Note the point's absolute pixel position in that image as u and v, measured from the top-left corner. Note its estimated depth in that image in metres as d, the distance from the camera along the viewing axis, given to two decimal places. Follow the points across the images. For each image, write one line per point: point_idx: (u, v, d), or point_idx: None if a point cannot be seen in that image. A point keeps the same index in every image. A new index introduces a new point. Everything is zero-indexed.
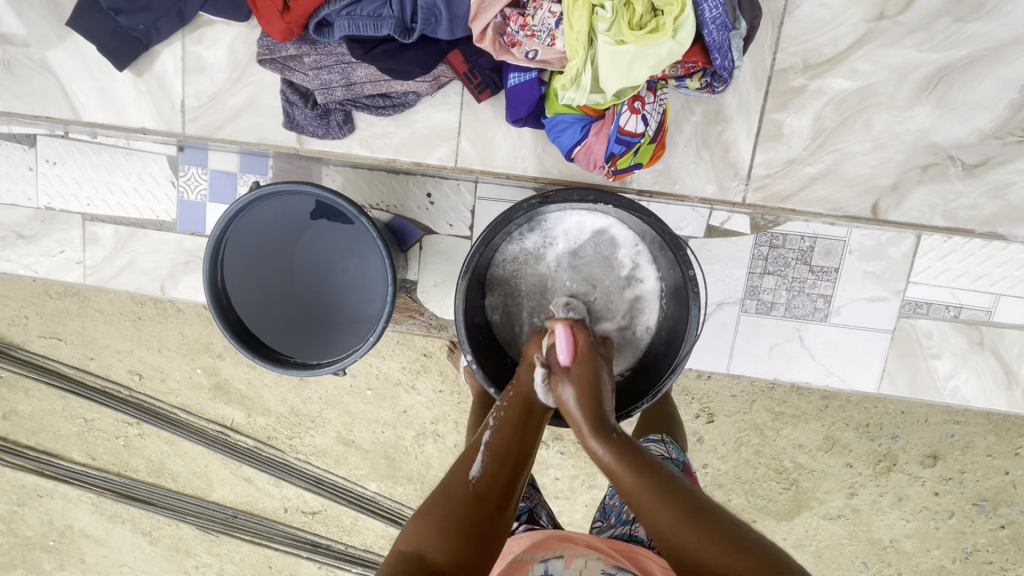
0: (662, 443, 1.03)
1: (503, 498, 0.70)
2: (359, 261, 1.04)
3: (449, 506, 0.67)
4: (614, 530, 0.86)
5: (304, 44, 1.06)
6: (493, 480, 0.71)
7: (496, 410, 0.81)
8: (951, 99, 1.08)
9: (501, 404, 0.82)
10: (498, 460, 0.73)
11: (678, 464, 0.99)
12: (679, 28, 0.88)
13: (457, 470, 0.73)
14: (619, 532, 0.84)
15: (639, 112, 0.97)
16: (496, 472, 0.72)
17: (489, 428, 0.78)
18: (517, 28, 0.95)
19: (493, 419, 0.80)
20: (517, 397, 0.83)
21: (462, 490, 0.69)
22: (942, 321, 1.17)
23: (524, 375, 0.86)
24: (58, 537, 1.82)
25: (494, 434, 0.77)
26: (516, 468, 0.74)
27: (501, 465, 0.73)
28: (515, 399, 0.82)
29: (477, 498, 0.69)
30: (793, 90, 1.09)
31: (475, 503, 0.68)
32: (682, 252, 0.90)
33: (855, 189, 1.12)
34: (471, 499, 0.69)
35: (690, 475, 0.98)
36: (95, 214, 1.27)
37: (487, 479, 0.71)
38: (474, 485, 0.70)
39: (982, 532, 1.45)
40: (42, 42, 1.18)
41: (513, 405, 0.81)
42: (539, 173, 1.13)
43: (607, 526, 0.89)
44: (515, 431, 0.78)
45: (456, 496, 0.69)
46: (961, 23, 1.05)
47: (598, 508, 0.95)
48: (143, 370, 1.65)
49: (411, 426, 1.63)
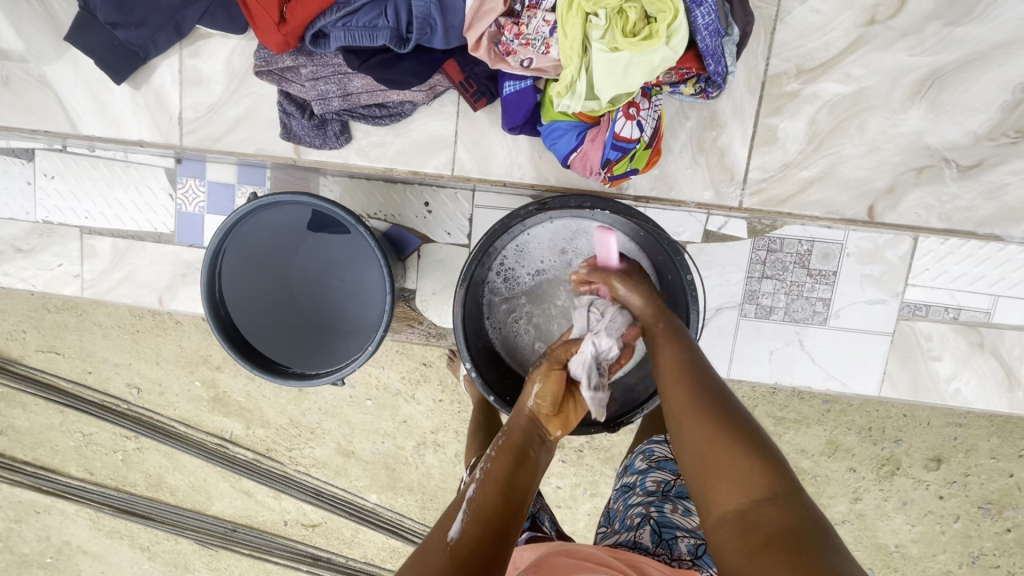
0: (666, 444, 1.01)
1: (489, 559, 0.65)
2: (359, 271, 1.04)
3: (429, 571, 0.62)
4: (618, 537, 0.83)
5: (300, 55, 1.07)
6: (476, 542, 0.66)
7: (484, 460, 0.77)
8: (944, 102, 1.09)
9: (489, 454, 0.77)
10: (482, 520, 0.68)
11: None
12: (673, 34, 0.89)
13: (437, 533, 0.68)
14: (623, 539, 0.81)
15: (634, 117, 0.97)
16: (478, 534, 0.67)
17: (475, 482, 0.74)
18: (511, 37, 0.95)
19: (479, 472, 0.75)
20: (507, 444, 0.78)
21: (439, 553, 0.64)
22: (941, 323, 1.17)
23: (512, 425, 0.82)
24: (56, 554, 1.81)
25: (479, 490, 0.73)
26: (502, 529, 0.69)
27: (484, 524, 0.68)
28: (503, 446, 0.77)
29: (458, 564, 0.63)
30: (786, 95, 1.10)
31: (455, 567, 0.63)
32: (680, 256, 0.90)
33: (851, 192, 1.12)
34: (452, 565, 0.63)
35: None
36: (93, 227, 1.27)
37: (467, 540, 0.66)
38: (453, 547, 0.65)
39: (989, 535, 1.44)
40: (40, 57, 1.19)
41: (503, 450, 0.77)
42: (536, 181, 1.14)
43: (611, 533, 0.86)
44: (500, 485, 0.73)
45: (435, 561, 0.64)
46: (952, 26, 1.06)
47: (603, 513, 0.93)
48: (141, 383, 1.64)
49: (411, 436, 1.62)
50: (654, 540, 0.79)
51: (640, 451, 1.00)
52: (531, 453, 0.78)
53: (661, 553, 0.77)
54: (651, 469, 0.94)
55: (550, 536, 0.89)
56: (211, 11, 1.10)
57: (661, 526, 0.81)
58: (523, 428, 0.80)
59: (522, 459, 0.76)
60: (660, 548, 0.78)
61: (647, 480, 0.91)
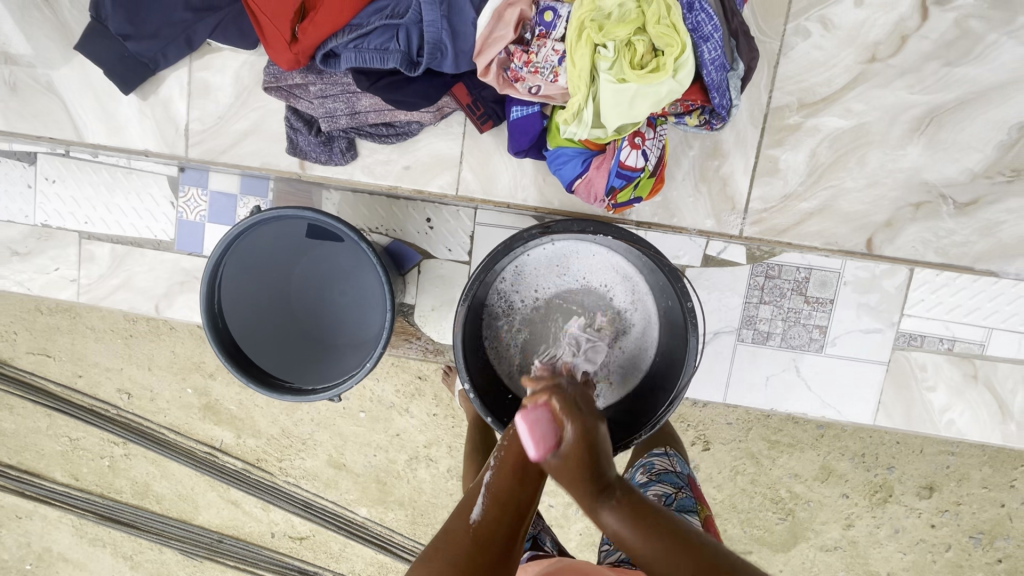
0: (666, 457, 1.03)
1: (508, 540, 0.67)
2: (359, 284, 1.04)
3: (452, 557, 0.65)
4: (618, 554, 0.85)
5: (310, 73, 1.08)
6: (496, 526, 0.67)
7: (499, 444, 0.74)
8: (942, 139, 1.11)
9: (507, 433, 0.74)
10: (500, 503, 0.68)
11: (684, 478, 0.99)
12: (680, 68, 0.90)
13: (459, 515, 0.69)
14: (623, 556, 0.84)
15: (639, 147, 0.98)
16: (499, 518, 0.68)
17: (490, 468, 0.72)
18: (521, 65, 0.97)
19: (495, 455, 0.73)
20: None
21: (463, 539, 0.66)
22: (936, 354, 1.18)
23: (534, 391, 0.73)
24: (36, 560, 1.77)
25: (496, 474, 0.71)
26: (521, 512, 0.69)
27: (503, 510, 0.68)
28: (521, 429, 0.74)
29: (479, 550, 0.65)
30: (788, 127, 1.12)
31: (477, 554, 0.65)
32: (681, 283, 0.90)
33: (850, 223, 1.14)
34: (472, 548, 0.66)
35: (696, 489, 0.98)
36: (92, 232, 1.27)
37: (488, 524, 0.67)
38: (475, 530, 0.67)
39: (980, 565, 1.44)
40: (49, 63, 1.20)
41: (519, 433, 0.73)
42: (540, 203, 1.15)
43: (612, 548, 0.88)
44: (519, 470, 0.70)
45: (459, 545, 0.66)
46: (951, 66, 1.08)
47: (605, 531, 0.92)
48: (132, 389, 1.63)
49: (403, 449, 1.61)
50: None
51: (640, 465, 1.03)
52: None
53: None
54: (651, 482, 0.97)
55: (551, 554, 0.88)
56: (223, 25, 1.10)
57: None
58: (545, 401, 0.69)
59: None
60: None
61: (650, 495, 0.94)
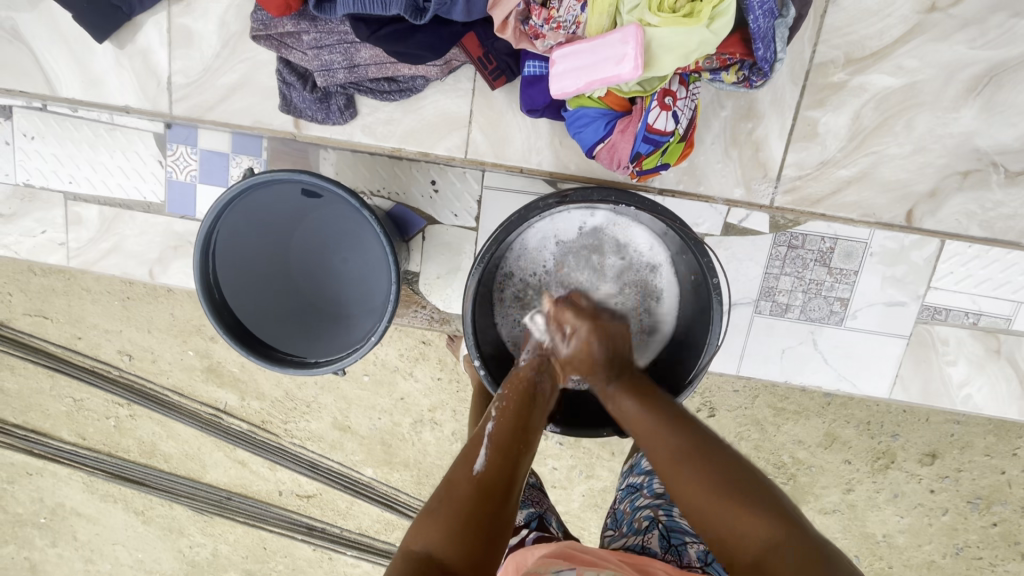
0: None
1: (510, 484, 0.70)
2: (362, 251, 0.98)
3: (456, 502, 0.66)
4: (625, 541, 0.80)
5: (303, 20, 1.00)
6: (498, 472, 0.70)
7: (496, 399, 0.81)
8: (999, 101, 1.03)
9: (501, 395, 0.81)
10: (501, 451, 0.73)
11: None
12: (717, 17, 0.82)
13: (460, 466, 0.71)
14: (631, 543, 0.79)
15: (669, 108, 0.90)
16: (502, 465, 0.71)
17: (491, 418, 0.77)
18: (540, 22, 0.89)
19: (495, 409, 0.79)
20: (519, 385, 0.82)
21: (469, 485, 0.68)
22: (960, 327, 1.13)
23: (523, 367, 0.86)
24: (49, 515, 1.78)
25: (496, 425, 0.76)
26: (520, 456, 0.74)
27: (506, 456, 0.72)
28: (518, 389, 0.82)
29: (484, 494, 0.67)
30: (832, 86, 1.04)
31: (484, 496, 0.67)
32: (707, 258, 0.84)
33: (890, 194, 1.08)
34: (477, 495, 0.67)
35: None
36: (78, 193, 1.20)
37: (491, 472, 0.69)
38: (477, 478, 0.69)
39: (975, 529, 1.44)
40: (24, 8, 1.11)
41: (515, 391, 0.81)
42: (555, 168, 1.09)
43: (618, 535, 0.83)
44: (515, 422, 0.77)
45: (464, 493, 0.67)
46: (1017, 18, 1.00)
47: (609, 515, 0.90)
48: (133, 350, 1.60)
49: (408, 413, 1.60)
50: (663, 546, 0.76)
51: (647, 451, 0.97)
52: (541, 396, 0.82)
53: (670, 560, 0.74)
54: None
55: (558, 537, 0.86)
56: None
57: (669, 531, 0.78)
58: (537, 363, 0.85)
59: (532, 402, 0.81)
60: (669, 555, 0.75)
61: (655, 482, 0.88)
